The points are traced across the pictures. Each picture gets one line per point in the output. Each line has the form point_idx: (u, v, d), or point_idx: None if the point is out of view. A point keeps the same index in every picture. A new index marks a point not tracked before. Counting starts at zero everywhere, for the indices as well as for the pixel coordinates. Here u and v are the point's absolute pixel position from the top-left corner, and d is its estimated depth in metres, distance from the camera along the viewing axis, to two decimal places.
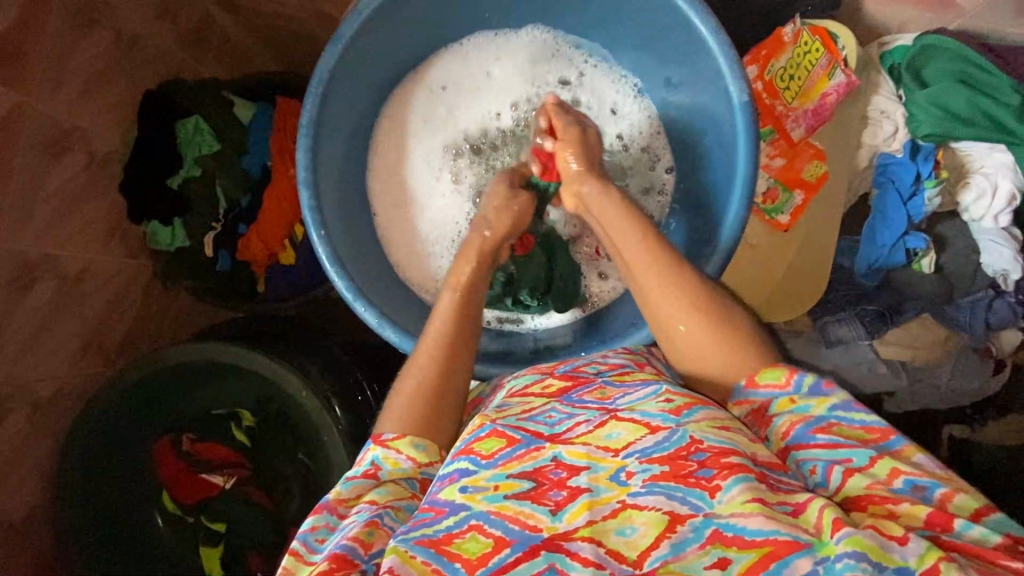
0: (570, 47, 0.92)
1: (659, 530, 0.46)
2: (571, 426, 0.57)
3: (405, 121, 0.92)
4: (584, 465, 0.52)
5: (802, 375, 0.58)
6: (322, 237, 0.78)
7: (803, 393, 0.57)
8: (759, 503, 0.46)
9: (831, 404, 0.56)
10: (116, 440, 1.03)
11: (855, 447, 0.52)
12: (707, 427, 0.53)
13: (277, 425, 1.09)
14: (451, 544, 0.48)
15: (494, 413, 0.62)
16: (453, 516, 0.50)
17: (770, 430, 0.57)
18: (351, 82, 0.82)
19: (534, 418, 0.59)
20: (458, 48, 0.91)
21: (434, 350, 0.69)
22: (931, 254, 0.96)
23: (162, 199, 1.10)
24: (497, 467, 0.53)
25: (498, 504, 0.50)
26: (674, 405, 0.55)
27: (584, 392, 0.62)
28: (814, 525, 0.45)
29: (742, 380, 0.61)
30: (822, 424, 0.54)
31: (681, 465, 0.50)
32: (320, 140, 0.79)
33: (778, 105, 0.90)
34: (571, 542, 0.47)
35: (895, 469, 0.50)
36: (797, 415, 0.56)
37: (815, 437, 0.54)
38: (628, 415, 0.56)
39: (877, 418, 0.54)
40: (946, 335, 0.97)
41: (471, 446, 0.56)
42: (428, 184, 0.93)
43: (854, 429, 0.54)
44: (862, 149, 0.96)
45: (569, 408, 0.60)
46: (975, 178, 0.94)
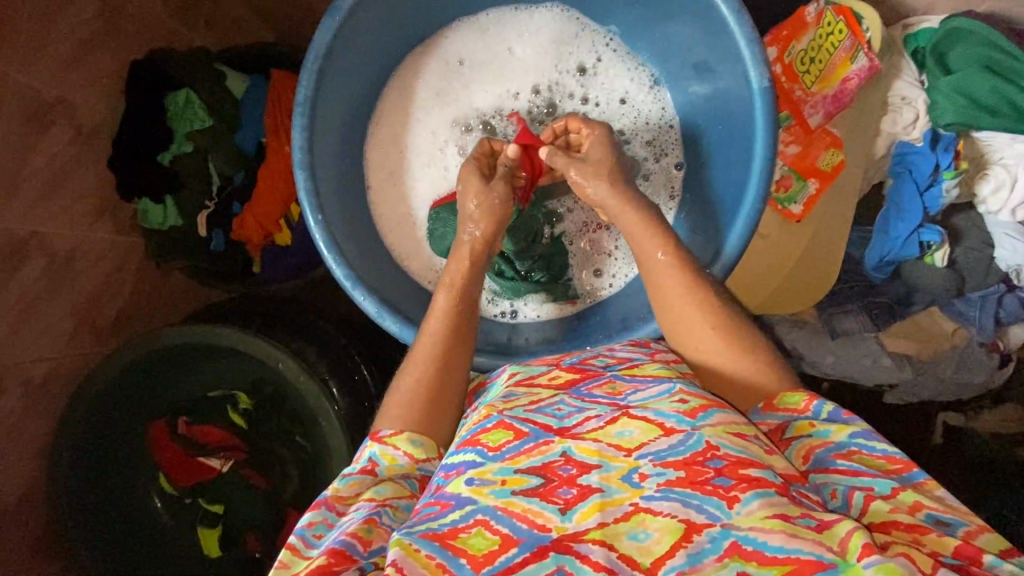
0: (591, 30, 0.87)
1: (675, 539, 0.45)
2: (581, 420, 0.55)
3: (409, 100, 0.88)
4: (594, 463, 0.51)
5: (822, 404, 0.59)
6: (320, 222, 0.75)
7: (822, 418, 0.58)
8: (780, 519, 0.45)
9: (851, 431, 0.56)
10: (112, 421, 1.02)
11: (877, 476, 0.52)
12: (722, 433, 0.51)
13: (274, 407, 1.08)
14: (457, 538, 0.47)
15: (501, 403, 0.61)
16: (459, 510, 0.49)
17: (789, 454, 0.58)
18: (350, 57, 0.78)
19: (542, 410, 0.58)
20: (470, 23, 0.87)
21: (429, 359, 0.67)
22: (945, 248, 0.93)
23: (153, 175, 1.06)
24: (505, 460, 0.52)
25: (506, 500, 0.49)
26: (689, 407, 0.54)
27: (594, 385, 0.61)
28: (838, 544, 0.44)
29: (764, 400, 0.62)
30: (843, 451, 0.55)
31: (697, 471, 0.48)
32: (317, 119, 0.76)
33: (798, 90, 0.86)
34: (581, 544, 0.46)
35: (919, 502, 0.50)
36: (816, 440, 0.57)
37: (835, 462, 0.55)
38: (640, 413, 0.54)
39: (896, 449, 0.55)
40: (955, 329, 0.97)
41: (478, 437, 0.55)
42: (427, 164, 0.88)
43: (876, 457, 0.54)
44: (880, 137, 0.92)
45: (579, 402, 0.58)
46: (995, 169, 0.91)
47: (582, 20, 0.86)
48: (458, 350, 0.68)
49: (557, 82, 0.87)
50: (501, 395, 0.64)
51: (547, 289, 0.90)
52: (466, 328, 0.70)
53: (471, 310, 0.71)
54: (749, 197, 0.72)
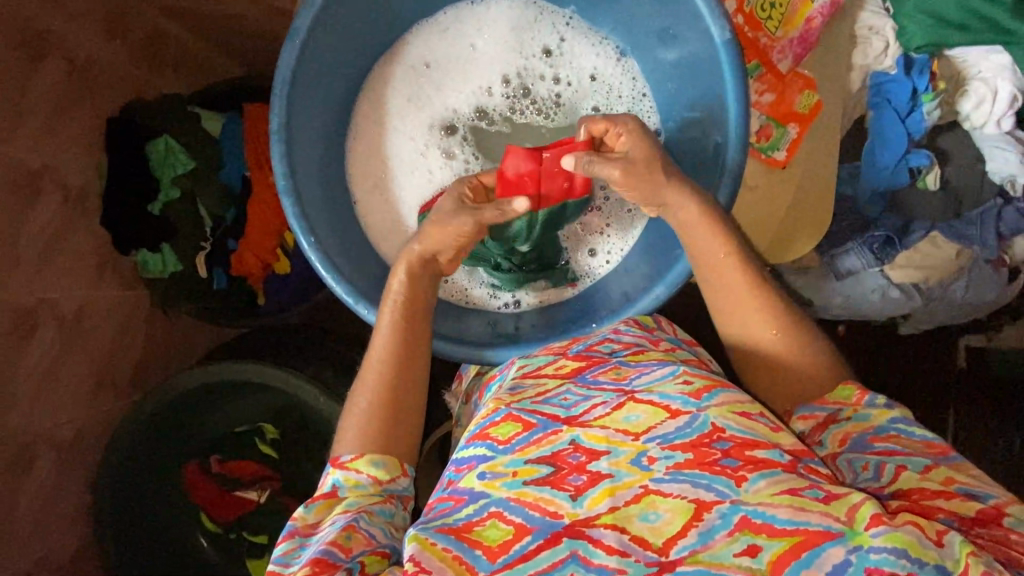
0: (549, 11, 0.86)
1: (686, 519, 0.47)
2: (588, 408, 0.56)
3: (380, 111, 0.87)
4: (603, 450, 0.52)
5: (874, 397, 0.61)
6: (313, 244, 0.76)
7: (866, 406, 0.61)
8: (787, 495, 0.46)
9: (890, 416, 0.59)
10: (145, 470, 1.04)
11: (911, 456, 0.55)
12: (727, 413, 0.52)
13: (300, 432, 1.10)
14: (472, 530, 0.48)
15: (508, 397, 0.61)
16: (473, 503, 0.50)
17: (826, 436, 0.61)
18: (316, 76, 0.78)
19: (550, 401, 0.58)
20: (429, 24, 0.86)
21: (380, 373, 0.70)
22: (935, 170, 0.94)
23: (146, 226, 1.08)
24: (515, 452, 0.53)
25: (518, 490, 0.50)
26: (694, 388, 0.54)
27: (599, 371, 0.61)
28: (845, 514, 0.46)
29: (815, 397, 0.64)
30: (881, 435, 0.58)
31: (705, 452, 0.50)
32: (294, 143, 0.76)
33: (763, 37, 0.85)
34: (593, 528, 0.47)
35: (951, 477, 0.53)
36: (854, 425, 0.60)
37: (871, 444, 0.58)
38: (646, 397, 0.55)
39: (933, 435, 0.58)
40: (960, 251, 0.96)
41: (487, 431, 0.55)
42: (407, 167, 0.87)
43: (913, 440, 0.57)
44: (854, 71, 0.90)
45: (585, 390, 0.59)
46: (974, 84, 0.89)
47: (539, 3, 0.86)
48: (408, 359, 0.72)
49: (524, 69, 0.86)
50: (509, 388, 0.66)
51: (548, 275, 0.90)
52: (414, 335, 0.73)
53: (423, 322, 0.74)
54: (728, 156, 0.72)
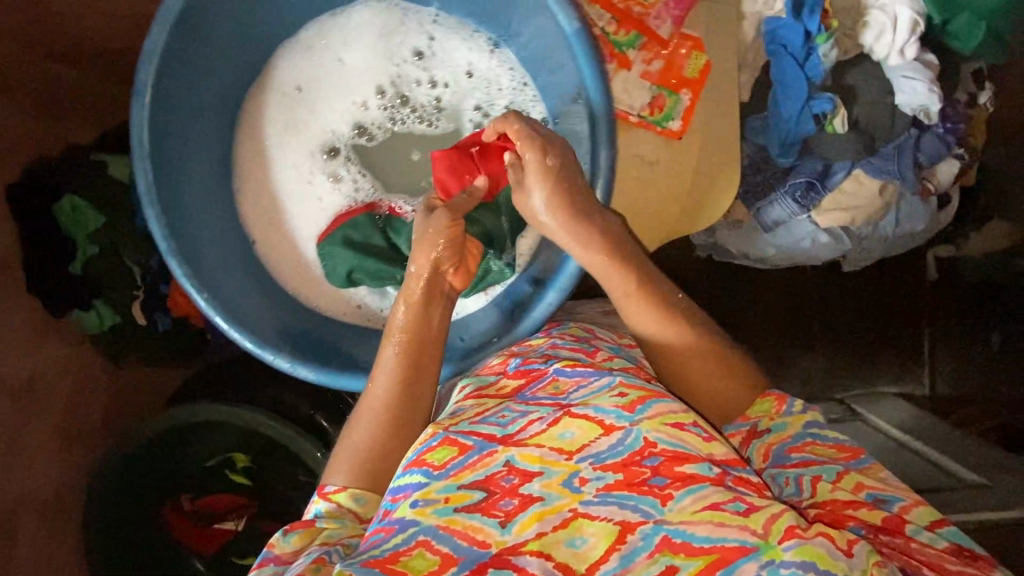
0: (414, 12, 0.82)
1: (610, 542, 0.49)
2: (524, 425, 0.57)
3: (262, 144, 0.85)
4: (536, 471, 0.53)
5: (791, 404, 0.66)
6: (209, 300, 0.74)
7: (784, 415, 0.65)
8: (710, 511, 0.49)
9: (805, 422, 0.64)
10: (126, 516, 1.09)
11: (825, 465, 0.60)
12: (660, 426, 0.54)
13: (267, 456, 1.14)
14: (399, 561, 0.48)
15: (447, 420, 0.62)
16: (402, 533, 0.50)
17: (751, 451, 0.64)
18: (179, 126, 0.75)
19: (487, 420, 0.60)
20: (292, 45, 0.82)
21: (379, 412, 0.69)
22: (842, 112, 0.89)
23: (77, 285, 1.08)
24: (450, 477, 0.53)
25: (447, 518, 0.50)
26: (627, 400, 0.56)
27: (539, 388, 0.64)
28: (762, 526, 0.48)
29: (738, 415, 0.68)
30: (797, 444, 0.63)
31: (634, 473, 0.51)
32: (170, 200, 0.74)
33: (636, 7, 0.82)
34: (520, 556, 0.49)
35: (860, 483, 0.58)
36: (775, 436, 0.64)
37: (789, 456, 0.62)
38: (581, 411, 0.56)
39: (845, 440, 0.63)
40: (882, 188, 0.95)
41: (422, 458, 0.56)
42: (299, 197, 0.86)
43: (826, 447, 0.62)
44: (746, 20, 0.86)
45: (523, 406, 0.61)
46: (873, 15, 0.85)
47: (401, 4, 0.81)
48: (413, 393, 0.70)
49: (398, 76, 0.83)
50: (450, 412, 0.67)
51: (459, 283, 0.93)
52: (422, 365, 0.71)
53: (430, 359, 0.72)
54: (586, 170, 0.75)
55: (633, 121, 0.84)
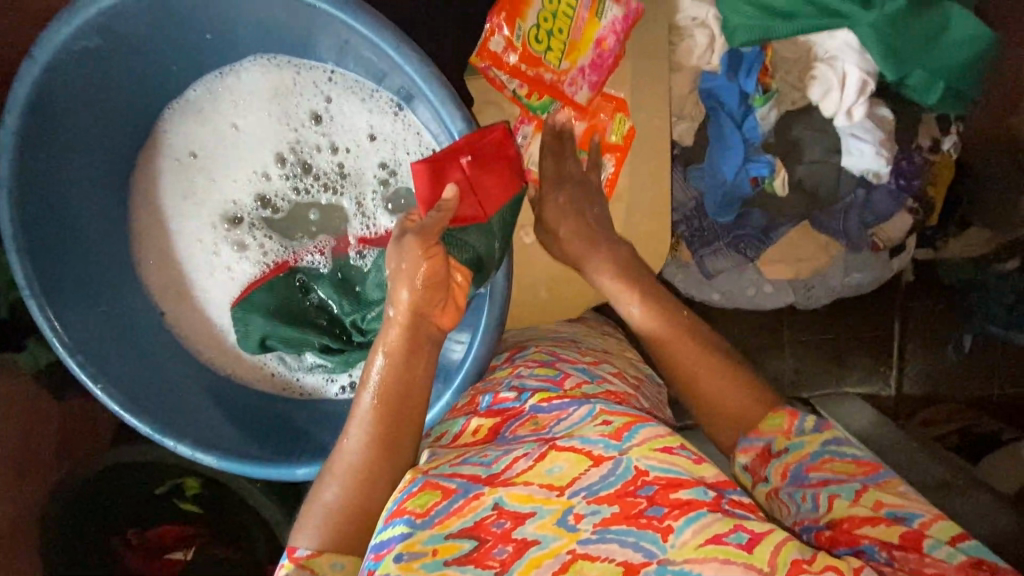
0: (307, 71, 0.75)
1: None
2: (509, 463, 0.57)
3: (160, 211, 0.80)
4: (528, 512, 0.53)
5: (802, 420, 0.63)
6: (105, 389, 0.71)
7: (800, 433, 0.62)
8: (713, 545, 0.50)
9: (821, 440, 0.61)
10: (80, 541, 1.13)
11: (843, 483, 0.58)
12: (649, 453, 0.56)
13: (216, 487, 1.19)
14: None
15: (425, 464, 0.60)
16: None
17: (769, 471, 0.61)
18: (57, 210, 0.70)
19: (468, 460, 0.59)
20: (181, 109, 0.76)
21: (354, 469, 0.63)
22: (782, 173, 0.82)
23: (5, 331, 1.07)
24: (435, 526, 0.52)
25: (441, 571, 0.50)
26: (613, 429, 0.58)
27: (518, 426, 0.63)
28: (768, 562, 0.49)
29: (750, 425, 0.65)
30: (815, 463, 0.60)
31: (630, 504, 0.53)
32: (57, 288, 0.70)
33: (547, 72, 0.71)
34: None
35: (878, 501, 0.55)
36: (793, 455, 0.61)
37: (808, 476, 0.59)
38: (567, 443, 0.58)
39: (862, 454, 0.60)
40: (828, 243, 0.90)
41: (404, 506, 0.54)
42: (207, 265, 0.82)
43: (844, 463, 0.59)
44: (678, 73, 0.77)
45: (505, 446, 0.61)
46: (821, 69, 0.76)
47: (292, 63, 0.74)
48: (387, 456, 0.63)
49: (297, 140, 0.77)
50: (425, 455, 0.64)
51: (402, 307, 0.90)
52: (399, 430, 0.64)
53: (414, 408, 0.65)
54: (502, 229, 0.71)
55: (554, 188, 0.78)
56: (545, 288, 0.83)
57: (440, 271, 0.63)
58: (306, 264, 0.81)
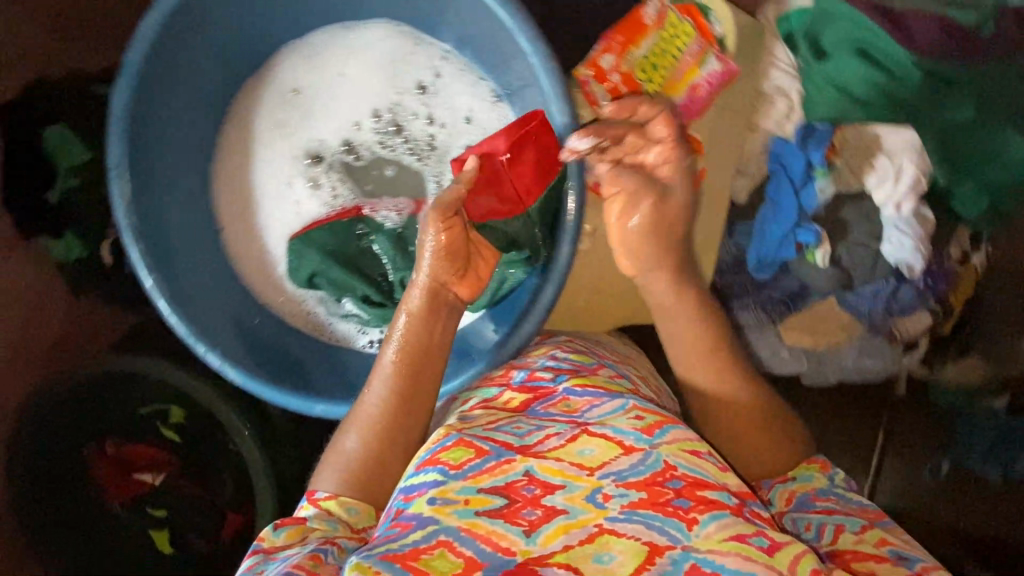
0: (426, 45, 0.81)
1: (639, 562, 0.50)
2: (542, 438, 0.60)
3: (249, 135, 0.85)
4: (558, 484, 0.55)
5: (829, 471, 0.67)
6: (155, 283, 0.73)
7: (826, 476, 0.66)
8: (735, 542, 0.51)
9: (835, 486, 0.65)
10: (49, 441, 1.12)
11: (849, 517, 0.60)
12: (678, 452, 0.58)
13: (204, 418, 1.19)
14: (421, 560, 0.50)
15: (458, 424, 0.65)
16: (420, 530, 0.52)
17: (777, 499, 0.65)
18: (163, 106, 0.75)
19: (503, 429, 0.63)
20: (300, 48, 0.82)
21: (376, 421, 0.69)
22: (825, 246, 0.86)
23: (49, 214, 1.09)
24: (468, 480, 0.56)
25: (470, 521, 0.52)
26: (645, 424, 0.60)
27: (550, 404, 0.66)
28: (786, 567, 0.50)
29: (774, 471, 0.68)
30: (823, 497, 0.63)
31: (658, 493, 0.54)
32: (141, 179, 0.74)
33: (641, 100, 0.76)
34: (547, 568, 0.50)
35: (882, 539, 0.57)
36: (802, 487, 0.65)
37: (814, 504, 0.62)
38: (599, 430, 0.60)
39: (871, 506, 0.63)
40: (849, 321, 0.94)
41: (438, 456, 0.58)
42: (277, 194, 0.85)
43: (851, 506, 0.62)
44: (754, 133, 0.84)
45: (538, 421, 0.64)
46: (880, 161, 0.83)
47: (414, 34, 0.80)
48: (404, 408, 0.69)
49: (397, 103, 0.82)
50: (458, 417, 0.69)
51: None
52: (417, 392, 0.70)
53: (432, 367, 0.71)
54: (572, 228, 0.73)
55: None
56: (586, 296, 0.89)
57: (459, 240, 0.70)
58: (378, 218, 0.83)
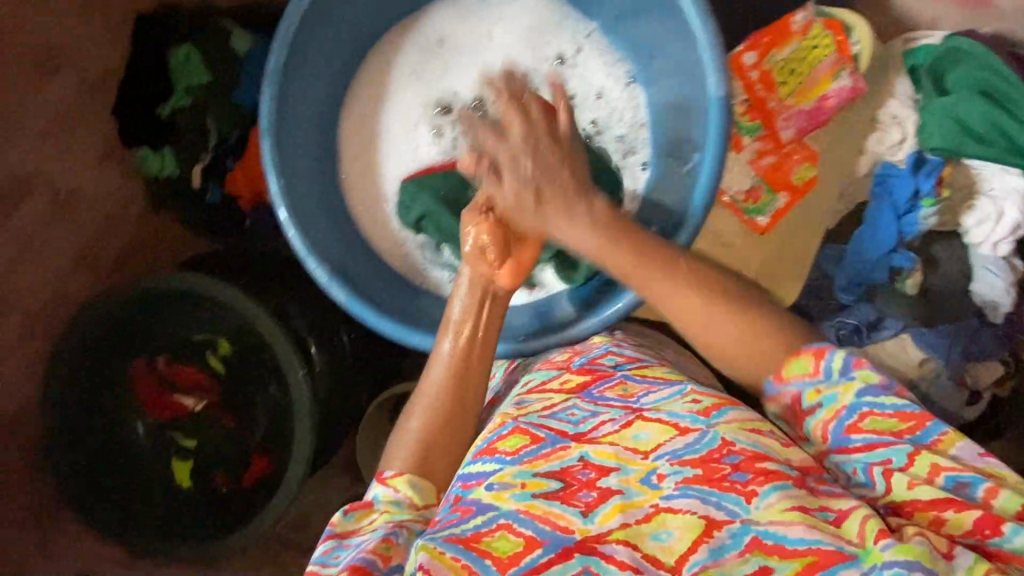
0: (573, 20, 0.86)
1: (695, 534, 0.51)
2: (597, 425, 0.63)
3: (385, 75, 0.88)
4: (613, 466, 0.58)
5: (831, 362, 0.61)
6: (281, 189, 0.77)
7: (831, 379, 0.61)
8: (798, 511, 0.51)
9: (859, 389, 0.59)
10: (97, 351, 1.09)
11: (892, 445, 0.56)
12: (736, 429, 0.59)
13: (251, 356, 1.17)
14: (482, 541, 0.53)
15: (515, 411, 0.69)
16: (481, 515, 0.55)
17: (811, 428, 0.61)
18: (323, 29, 0.79)
19: (557, 417, 0.66)
20: (452, 4, 0.86)
21: (434, 401, 0.71)
22: (916, 275, 0.90)
23: (158, 129, 1.12)
24: (524, 464, 0.59)
25: (527, 503, 0.55)
26: (702, 406, 0.62)
27: (606, 389, 0.70)
28: (856, 535, 0.50)
29: (778, 377, 0.65)
30: (857, 420, 0.58)
31: (713, 468, 0.55)
32: (287, 91, 0.78)
33: (772, 100, 0.82)
34: (606, 544, 0.51)
35: (935, 465, 0.54)
36: (830, 411, 0.60)
37: (852, 437, 0.58)
38: (654, 416, 0.62)
39: (908, 403, 0.58)
40: (923, 358, 0.92)
41: (496, 446, 0.63)
42: (400, 135, 0.88)
43: (887, 415, 0.57)
44: (865, 156, 0.87)
45: (593, 406, 0.67)
46: (981, 201, 0.87)
47: (565, 9, 0.85)
48: (462, 389, 0.72)
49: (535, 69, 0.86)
50: (516, 402, 0.73)
51: (553, 260, 0.93)
52: (471, 377, 0.73)
53: (485, 349, 0.74)
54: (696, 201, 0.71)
55: (725, 202, 0.87)
56: None
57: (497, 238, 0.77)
58: None
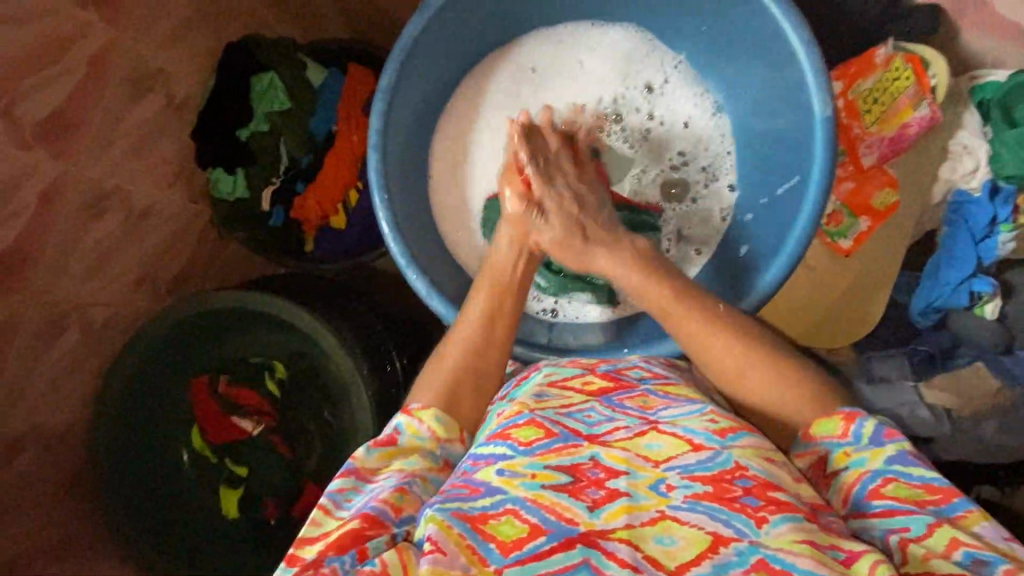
0: (661, 52, 0.91)
1: (701, 550, 0.46)
2: (610, 429, 0.56)
3: (480, 98, 0.93)
4: (623, 470, 0.52)
5: (859, 424, 0.58)
6: (384, 201, 0.79)
7: (860, 444, 0.57)
8: (808, 545, 0.46)
9: (886, 457, 0.56)
10: (153, 368, 1.07)
11: (912, 513, 0.51)
12: (752, 456, 0.52)
13: (309, 381, 1.12)
14: (488, 523, 0.48)
15: (532, 402, 0.61)
16: (489, 498, 0.49)
17: (833, 492, 0.57)
18: (431, 53, 0.83)
19: (573, 415, 0.59)
20: (547, 34, 0.92)
21: (469, 332, 0.70)
22: (996, 301, 0.93)
23: (231, 150, 1.12)
24: (535, 456, 0.52)
25: (536, 492, 0.49)
26: (718, 427, 0.55)
27: (626, 397, 0.62)
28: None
29: (801, 431, 0.61)
30: (878, 486, 0.54)
31: (724, 488, 0.49)
32: (395, 107, 0.81)
33: (856, 127, 0.92)
34: (608, 541, 0.46)
35: (954, 540, 0.49)
36: (853, 472, 0.56)
37: (871, 503, 0.54)
38: (669, 429, 0.56)
39: (934, 476, 0.54)
40: (1000, 388, 0.90)
41: (509, 432, 0.55)
42: (491, 155, 0.93)
43: (912, 486, 0.54)
44: (938, 182, 0.94)
45: (609, 411, 0.60)
46: None
47: (651, 42, 0.91)
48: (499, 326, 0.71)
49: (621, 98, 0.92)
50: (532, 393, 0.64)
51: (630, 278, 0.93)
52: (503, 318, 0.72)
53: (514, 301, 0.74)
54: (800, 224, 0.74)
55: None
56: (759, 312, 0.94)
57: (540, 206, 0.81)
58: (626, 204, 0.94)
